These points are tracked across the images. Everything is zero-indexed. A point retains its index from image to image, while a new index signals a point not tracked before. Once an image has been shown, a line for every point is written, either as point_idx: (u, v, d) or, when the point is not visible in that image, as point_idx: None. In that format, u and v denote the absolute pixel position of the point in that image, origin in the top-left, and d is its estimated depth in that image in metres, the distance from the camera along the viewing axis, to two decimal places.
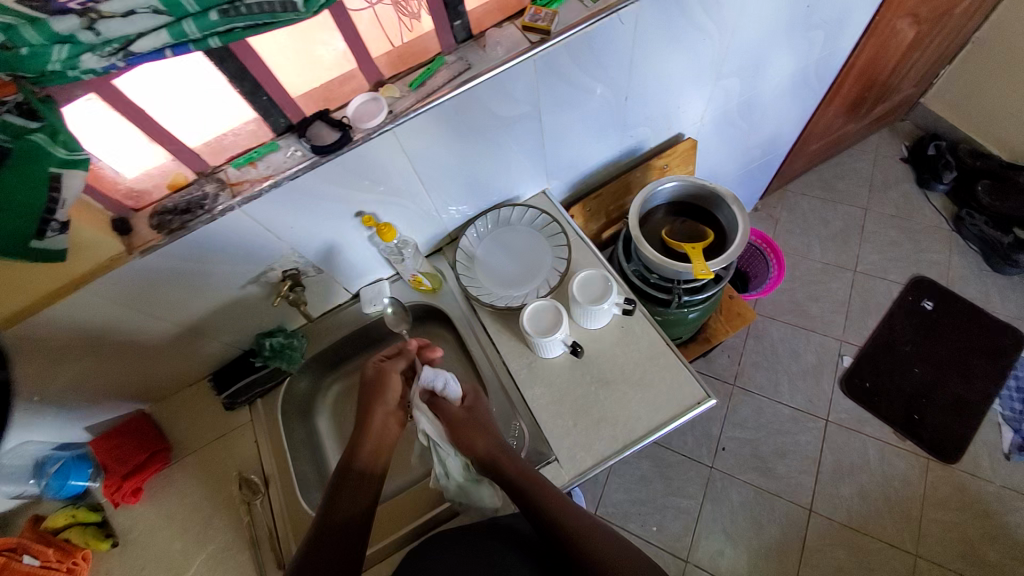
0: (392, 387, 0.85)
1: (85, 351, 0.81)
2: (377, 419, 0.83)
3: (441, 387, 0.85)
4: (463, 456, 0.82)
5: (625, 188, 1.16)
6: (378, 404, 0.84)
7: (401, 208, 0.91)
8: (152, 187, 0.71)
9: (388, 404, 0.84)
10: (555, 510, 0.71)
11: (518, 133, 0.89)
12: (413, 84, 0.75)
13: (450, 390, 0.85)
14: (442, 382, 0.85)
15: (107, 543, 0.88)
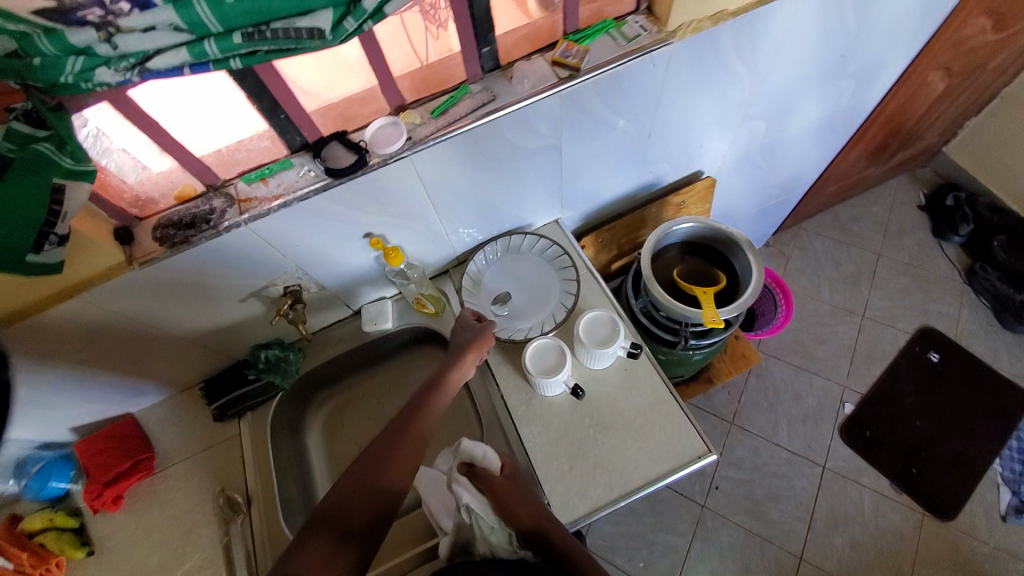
0: (489, 343, 0.84)
1: (74, 352, 0.79)
2: (467, 364, 0.80)
3: (483, 457, 0.77)
4: (506, 527, 0.71)
5: (639, 223, 1.14)
6: (473, 352, 0.82)
7: (411, 231, 0.88)
8: (159, 196, 0.69)
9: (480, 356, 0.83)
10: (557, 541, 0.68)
11: (537, 164, 0.87)
12: (435, 111, 0.73)
13: (490, 458, 0.77)
14: (482, 451, 0.78)
15: (82, 551, 0.85)
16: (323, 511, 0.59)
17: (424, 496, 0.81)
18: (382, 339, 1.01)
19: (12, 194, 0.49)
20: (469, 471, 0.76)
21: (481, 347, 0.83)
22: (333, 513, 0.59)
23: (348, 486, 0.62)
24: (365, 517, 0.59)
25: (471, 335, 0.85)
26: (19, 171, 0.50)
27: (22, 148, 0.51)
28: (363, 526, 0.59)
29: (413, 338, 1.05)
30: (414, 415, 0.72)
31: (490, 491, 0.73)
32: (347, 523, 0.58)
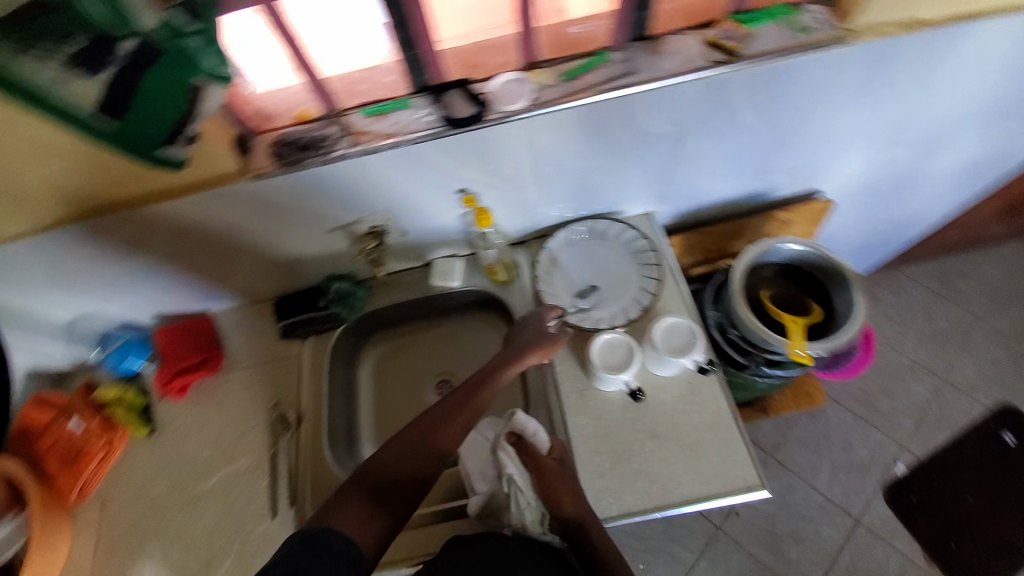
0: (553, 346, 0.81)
1: (167, 242, 0.82)
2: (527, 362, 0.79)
3: (535, 435, 0.78)
4: (542, 507, 0.73)
5: (734, 232, 1.06)
6: (537, 353, 0.79)
7: (505, 196, 0.84)
8: (278, 112, 0.69)
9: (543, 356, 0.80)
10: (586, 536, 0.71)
11: (653, 151, 0.81)
12: (567, 75, 0.69)
13: (541, 439, 0.78)
14: (534, 431, 0.78)
15: (145, 428, 0.94)
16: (365, 472, 0.62)
17: (465, 456, 0.81)
18: (446, 296, 1.01)
19: (155, 89, 0.49)
20: (517, 444, 0.78)
21: (541, 348, 0.80)
22: (372, 474, 0.62)
23: (389, 455, 0.64)
24: (399, 487, 0.62)
25: (532, 336, 0.81)
26: (163, 70, 0.48)
27: (172, 43, 0.47)
28: (395, 495, 0.61)
29: (477, 300, 1.04)
30: (465, 404, 0.72)
31: (535, 469, 0.75)
32: (384, 485, 0.61)
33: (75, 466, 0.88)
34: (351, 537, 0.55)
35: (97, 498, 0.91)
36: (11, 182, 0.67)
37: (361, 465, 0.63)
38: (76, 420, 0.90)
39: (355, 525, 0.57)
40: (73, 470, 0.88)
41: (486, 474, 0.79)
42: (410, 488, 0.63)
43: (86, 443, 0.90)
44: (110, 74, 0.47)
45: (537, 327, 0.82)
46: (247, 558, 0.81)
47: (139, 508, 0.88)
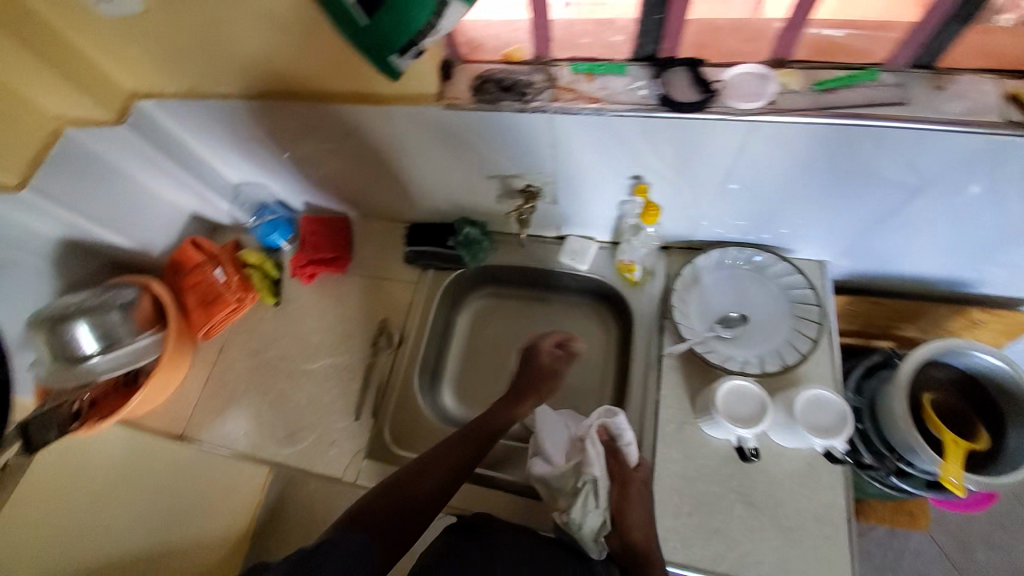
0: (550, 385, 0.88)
1: (336, 140, 0.86)
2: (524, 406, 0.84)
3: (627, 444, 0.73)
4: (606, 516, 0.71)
5: (906, 314, 0.94)
6: (536, 392, 0.86)
7: (676, 196, 0.78)
8: (491, 46, 0.69)
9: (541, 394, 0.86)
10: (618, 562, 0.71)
11: (868, 197, 0.71)
12: (821, 84, 0.62)
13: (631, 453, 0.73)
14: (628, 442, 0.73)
15: (272, 298, 1.02)
16: (375, 495, 0.67)
17: (540, 426, 0.80)
18: (567, 275, 0.97)
19: None
20: (608, 445, 0.74)
21: (546, 387, 0.87)
22: (384, 499, 0.66)
23: (397, 481, 0.69)
24: (410, 504, 0.67)
25: (529, 383, 0.87)
26: None
27: None
28: (408, 510, 0.66)
29: (596, 290, 0.99)
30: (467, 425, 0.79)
31: (618, 479, 0.72)
32: (393, 508, 0.65)
33: (209, 308, 0.97)
34: (365, 552, 0.59)
35: (214, 343, 1.01)
36: (236, 44, 0.71)
37: (375, 488, 0.69)
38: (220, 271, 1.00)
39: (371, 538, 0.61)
40: (206, 310, 0.97)
41: (567, 457, 0.76)
42: (424, 506, 0.68)
43: (224, 291, 0.99)
44: None
45: (546, 363, 0.90)
46: (326, 444, 0.88)
47: (248, 364, 0.98)
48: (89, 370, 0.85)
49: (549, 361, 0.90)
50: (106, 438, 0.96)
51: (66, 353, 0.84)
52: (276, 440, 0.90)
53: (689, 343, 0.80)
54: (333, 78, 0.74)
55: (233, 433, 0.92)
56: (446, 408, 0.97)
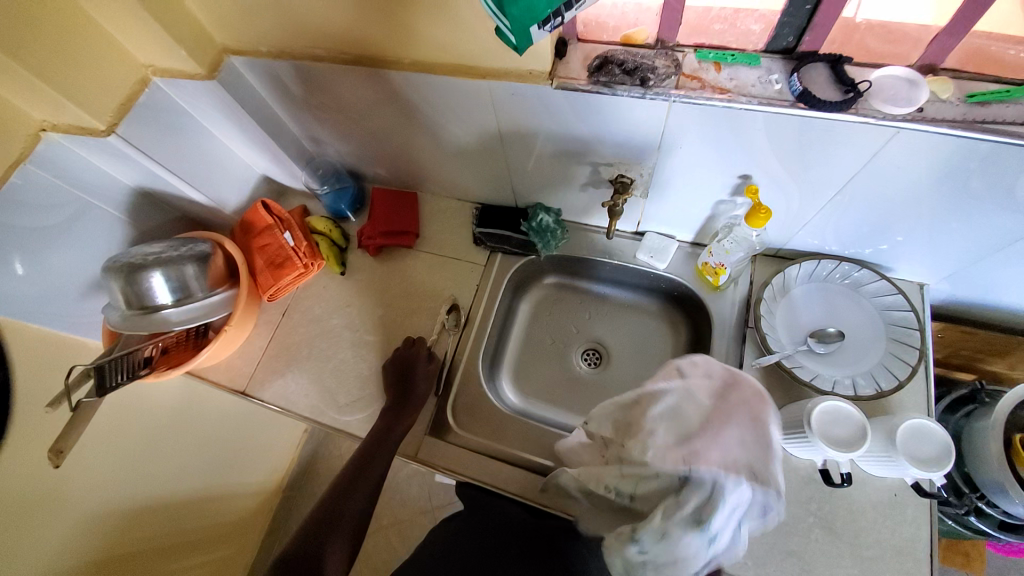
0: (418, 369, 0.87)
1: (421, 114, 0.83)
2: (415, 403, 0.84)
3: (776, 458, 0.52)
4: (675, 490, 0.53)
5: (1003, 350, 0.88)
6: (420, 380, 0.86)
7: (781, 199, 0.74)
8: (611, 26, 0.65)
9: (426, 381, 0.86)
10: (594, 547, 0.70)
11: (995, 225, 0.66)
12: (972, 97, 0.57)
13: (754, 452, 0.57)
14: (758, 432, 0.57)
15: (339, 267, 1.01)
16: (313, 521, 0.72)
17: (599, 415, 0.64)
18: (641, 274, 0.94)
19: None
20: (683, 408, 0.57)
21: (424, 378, 0.87)
22: (330, 514, 0.73)
23: (325, 513, 0.73)
24: (343, 524, 0.72)
25: (408, 368, 0.88)
26: None
27: None
28: (342, 531, 0.71)
29: (669, 291, 0.96)
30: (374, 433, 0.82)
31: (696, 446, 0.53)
32: (331, 525, 0.71)
33: (278, 271, 0.96)
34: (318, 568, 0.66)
35: (278, 306, 1.02)
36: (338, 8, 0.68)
37: (315, 514, 0.74)
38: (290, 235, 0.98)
39: (315, 566, 0.66)
40: (275, 272, 0.96)
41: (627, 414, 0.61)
42: (355, 523, 0.73)
43: (294, 254, 0.96)
44: None
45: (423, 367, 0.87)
46: None
47: (311, 330, 0.99)
48: (163, 321, 0.82)
49: (421, 355, 0.89)
50: (157, 395, 1.02)
51: (140, 300, 0.82)
52: (337, 406, 0.91)
53: (778, 357, 0.77)
54: (437, 49, 0.69)
55: (294, 396, 0.93)
56: (505, 395, 0.95)
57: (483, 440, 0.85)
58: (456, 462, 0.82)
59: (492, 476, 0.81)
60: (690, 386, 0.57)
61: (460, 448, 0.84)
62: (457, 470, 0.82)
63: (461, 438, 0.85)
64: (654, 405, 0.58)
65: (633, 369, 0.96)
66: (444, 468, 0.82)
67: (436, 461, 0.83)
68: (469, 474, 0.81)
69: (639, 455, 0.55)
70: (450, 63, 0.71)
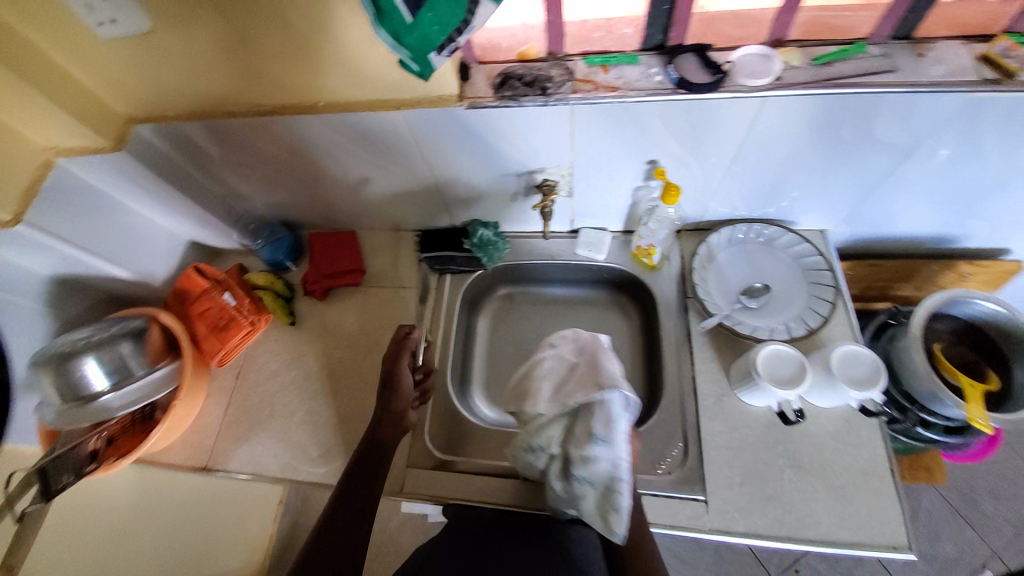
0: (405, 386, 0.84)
1: (344, 153, 0.85)
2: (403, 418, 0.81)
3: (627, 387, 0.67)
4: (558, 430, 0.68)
5: (905, 273, 0.99)
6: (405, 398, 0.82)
7: (689, 176, 0.82)
8: (505, 47, 0.71)
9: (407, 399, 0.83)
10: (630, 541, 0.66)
11: (864, 166, 0.77)
12: (819, 60, 0.66)
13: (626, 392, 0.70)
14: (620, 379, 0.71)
15: (287, 318, 0.99)
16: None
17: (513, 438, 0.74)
18: (584, 268, 1.00)
19: None
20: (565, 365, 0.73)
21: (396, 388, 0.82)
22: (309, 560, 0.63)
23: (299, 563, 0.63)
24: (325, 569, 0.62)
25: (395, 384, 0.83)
26: None
27: None
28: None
29: (612, 280, 1.01)
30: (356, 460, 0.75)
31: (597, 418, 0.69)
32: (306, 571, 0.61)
33: (222, 333, 0.93)
34: None
35: (230, 370, 0.98)
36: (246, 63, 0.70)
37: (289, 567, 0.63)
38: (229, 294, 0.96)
39: None
40: (220, 336, 0.93)
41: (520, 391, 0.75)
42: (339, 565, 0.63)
43: (237, 314, 0.94)
44: None
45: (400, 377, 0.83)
46: None
47: (269, 387, 0.96)
48: (101, 409, 0.78)
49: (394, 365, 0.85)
50: None
51: (75, 391, 0.77)
52: (309, 460, 0.88)
53: (717, 318, 0.84)
54: (349, 90, 0.73)
55: (261, 457, 0.89)
56: (479, 413, 0.96)
57: (466, 460, 0.84)
58: (444, 488, 0.81)
59: (482, 492, 0.80)
60: (558, 354, 0.75)
61: (445, 472, 0.83)
62: (446, 495, 0.80)
63: (445, 463, 0.84)
64: (534, 368, 0.75)
65: None
66: (431, 496, 0.81)
67: (421, 492, 0.81)
68: (458, 495, 0.80)
69: (532, 408, 0.70)
70: (366, 99, 0.75)
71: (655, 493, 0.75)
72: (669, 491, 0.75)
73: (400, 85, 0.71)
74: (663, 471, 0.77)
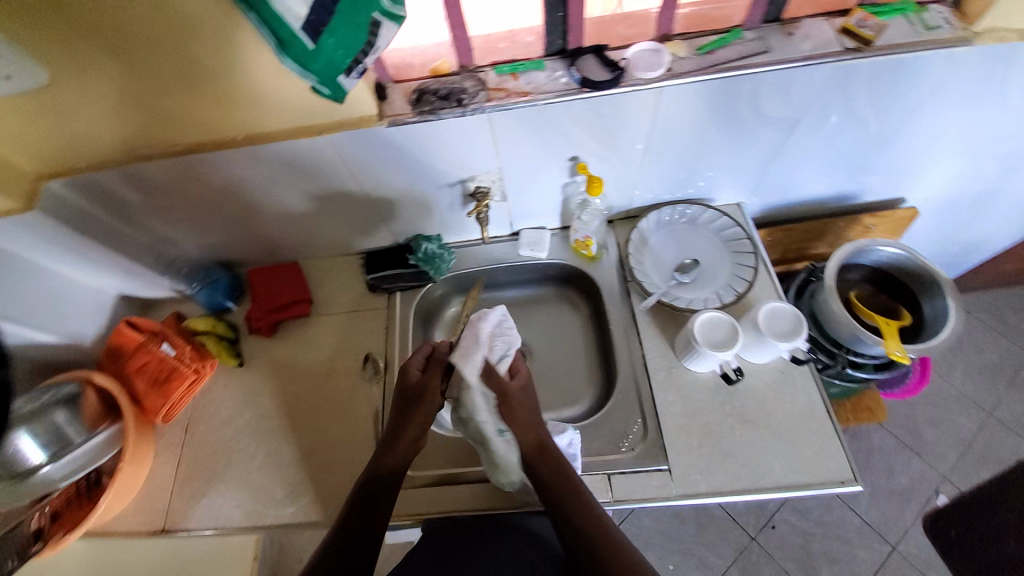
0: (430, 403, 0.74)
1: (274, 183, 0.84)
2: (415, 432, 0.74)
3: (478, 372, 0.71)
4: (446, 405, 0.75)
5: (818, 232, 1.09)
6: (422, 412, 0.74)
7: (611, 168, 0.87)
8: (417, 64, 0.74)
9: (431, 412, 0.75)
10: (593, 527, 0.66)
11: (761, 140, 0.84)
12: (702, 49, 0.73)
13: (507, 364, 0.76)
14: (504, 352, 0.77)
15: (235, 360, 0.96)
16: None
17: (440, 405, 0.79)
18: (529, 267, 1.03)
19: (342, 17, 0.51)
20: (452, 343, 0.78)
21: (427, 409, 0.75)
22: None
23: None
24: None
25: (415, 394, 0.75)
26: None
27: None
28: None
29: (558, 275, 1.05)
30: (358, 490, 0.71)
31: (501, 394, 0.73)
32: None
33: (164, 387, 0.89)
34: None
35: (178, 423, 0.93)
36: (156, 104, 0.69)
37: None
38: (168, 344, 0.92)
39: None
40: (162, 389, 0.89)
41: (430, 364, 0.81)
42: None
43: (178, 364, 0.91)
44: None
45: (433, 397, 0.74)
46: (335, 492, 0.84)
47: (224, 434, 0.92)
48: (44, 480, 0.76)
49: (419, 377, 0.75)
50: None
51: (12, 467, 0.76)
52: (275, 502, 0.85)
53: (655, 296, 0.89)
54: (269, 120, 0.73)
55: (224, 508, 0.85)
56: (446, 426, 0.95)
57: (436, 472, 0.83)
58: (417, 504, 0.80)
59: (456, 501, 0.80)
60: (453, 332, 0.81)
61: (416, 488, 0.81)
62: (420, 512, 0.79)
63: (416, 479, 0.82)
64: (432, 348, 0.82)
65: (553, 355, 1.02)
66: (404, 515, 0.79)
67: (396, 512, 0.80)
68: (433, 509, 0.79)
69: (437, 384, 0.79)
70: (288, 127, 0.75)
71: (622, 470, 0.78)
72: (634, 466, 0.78)
73: (318, 108, 0.72)
74: (627, 448, 0.80)
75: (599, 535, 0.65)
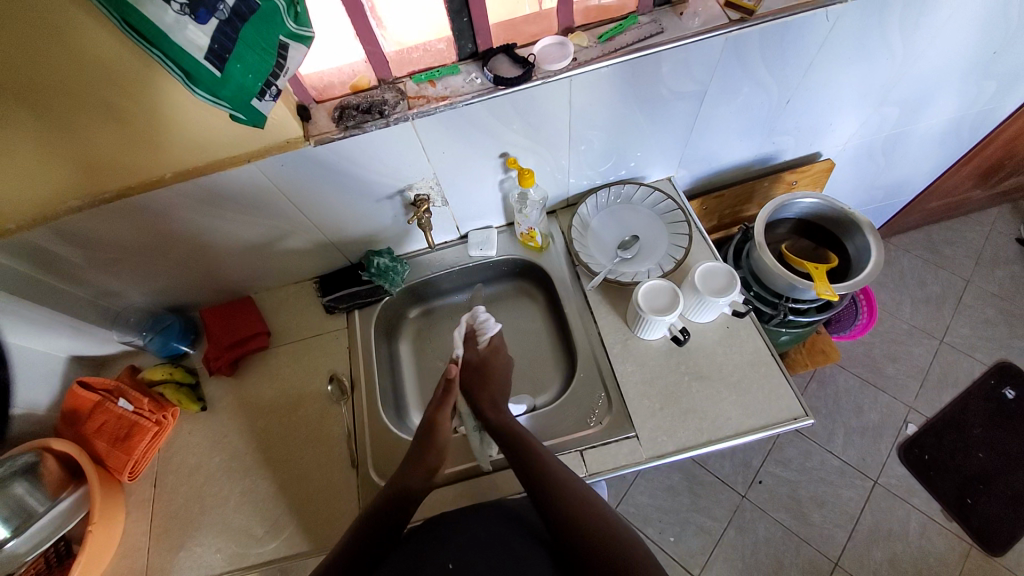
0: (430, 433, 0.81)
1: (210, 216, 0.84)
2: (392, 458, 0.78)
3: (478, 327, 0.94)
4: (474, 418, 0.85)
5: (747, 195, 1.16)
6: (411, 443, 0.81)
7: (541, 159, 0.91)
8: (337, 83, 0.77)
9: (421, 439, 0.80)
10: (582, 508, 0.66)
11: (676, 115, 0.90)
12: (603, 37, 0.78)
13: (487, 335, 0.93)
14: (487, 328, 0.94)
15: (197, 405, 0.94)
16: None
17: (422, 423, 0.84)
18: (483, 266, 1.06)
19: (248, 38, 0.52)
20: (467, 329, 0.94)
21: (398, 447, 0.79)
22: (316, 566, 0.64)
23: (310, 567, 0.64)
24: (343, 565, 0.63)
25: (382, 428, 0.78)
26: (258, 21, 0.52)
27: None
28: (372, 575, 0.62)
29: (511, 271, 1.08)
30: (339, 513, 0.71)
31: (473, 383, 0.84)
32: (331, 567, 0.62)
33: (126, 443, 0.86)
34: None
35: (147, 477, 0.90)
36: (79, 150, 0.68)
37: None
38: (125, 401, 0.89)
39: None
40: (123, 447, 0.86)
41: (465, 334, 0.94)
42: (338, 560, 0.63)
43: (138, 417, 0.88)
44: (216, 25, 0.49)
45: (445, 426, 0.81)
46: (318, 519, 0.83)
47: (195, 482, 0.89)
48: (13, 556, 0.73)
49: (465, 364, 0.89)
50: None
51: None
52: (256, 539, 0.83)
53: (602, 275, 0.93)
54: (200, 152, 0.73)
55: (205, 555, 0.83)
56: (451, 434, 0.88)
57: None
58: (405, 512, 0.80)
59: (442, 504, 0.80)
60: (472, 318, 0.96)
61: None
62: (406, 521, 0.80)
63: None
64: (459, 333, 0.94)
65: (518, 347, 1.05)
66: None
67: None
68: (417, 517, 0.80)
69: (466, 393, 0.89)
70: (221, 157, 0.75)
71: (593, 444, 0.81)
72: (604, 438, 0.81)
73: (243, 135, 0.73)
74: (595, 422, 0.83)
75: (592, 512, 0.66)
